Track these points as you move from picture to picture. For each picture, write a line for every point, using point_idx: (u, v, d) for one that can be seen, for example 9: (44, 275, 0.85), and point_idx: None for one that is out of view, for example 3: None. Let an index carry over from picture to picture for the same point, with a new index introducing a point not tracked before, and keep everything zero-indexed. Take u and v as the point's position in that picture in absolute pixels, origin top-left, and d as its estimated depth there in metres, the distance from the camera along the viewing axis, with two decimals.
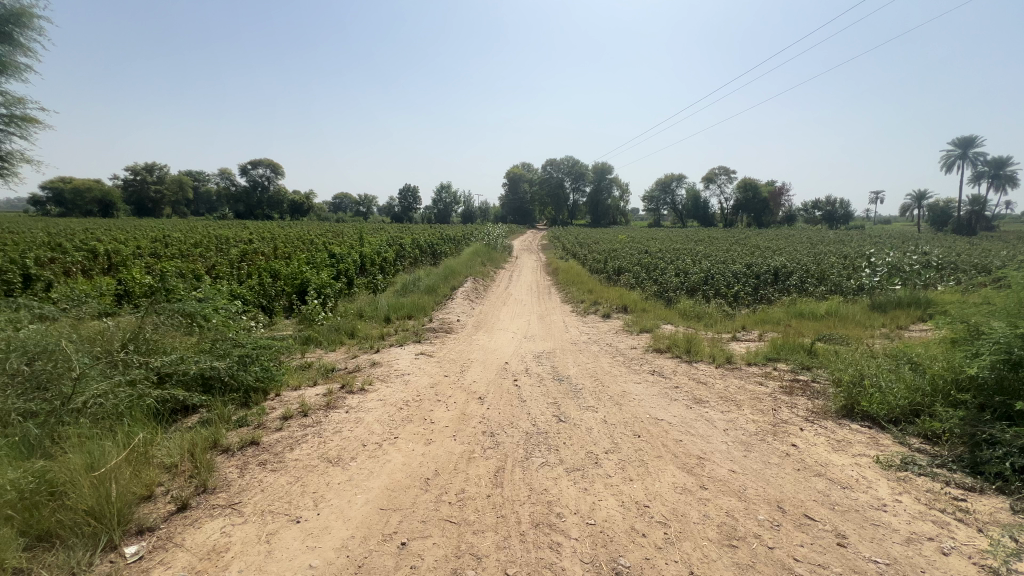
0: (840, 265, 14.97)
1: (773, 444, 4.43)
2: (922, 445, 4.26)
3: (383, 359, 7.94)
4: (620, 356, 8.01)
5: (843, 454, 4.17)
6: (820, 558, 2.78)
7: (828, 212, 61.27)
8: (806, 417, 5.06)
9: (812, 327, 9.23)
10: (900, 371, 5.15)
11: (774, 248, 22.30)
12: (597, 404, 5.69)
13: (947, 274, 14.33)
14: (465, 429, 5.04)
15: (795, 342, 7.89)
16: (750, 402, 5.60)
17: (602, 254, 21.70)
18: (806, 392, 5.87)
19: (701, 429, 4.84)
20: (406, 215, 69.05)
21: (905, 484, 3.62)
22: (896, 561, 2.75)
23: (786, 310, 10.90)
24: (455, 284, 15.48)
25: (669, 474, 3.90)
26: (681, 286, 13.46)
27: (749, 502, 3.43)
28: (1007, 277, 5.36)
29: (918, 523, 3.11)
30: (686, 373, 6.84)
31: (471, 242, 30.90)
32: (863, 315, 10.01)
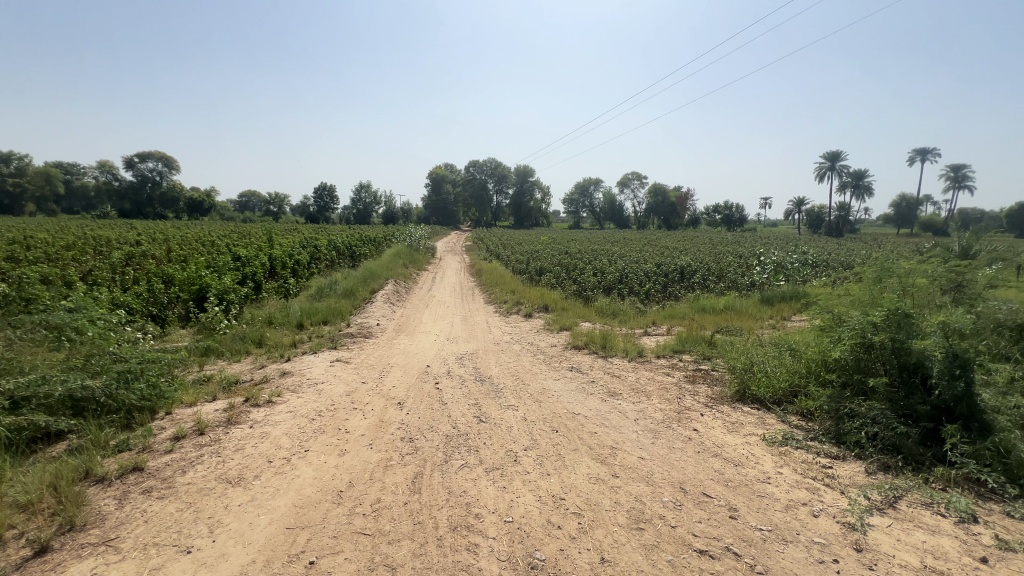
0: (735, 263, 16.55)
1: (677, 430, 4.77)
2: (800, 421, 4.81)
3: (294, 367, 7.45)
4: (540, 355, 8.20)
5: (737, 435, 4.58)
6: (715, 532, 3.03)
7: (726, 216, 67.34)
8: (705, 403, 5.51)
9: (712, 320, 10.12)
10: (782, 357, 5.79)
11: (682, 248, 24.13)
12: (517, 403, 5.76)
13: (820, 270, 16.42)
14: (383, 436, 4.87)
15: (698, 334, 8.60)
16: (658, 392, 5.98)
17: (525, 255, 22.05)
18: (706, 380, 6.39)
19: (614, 420, 5.09)
20: (322, 216, 65.50)
21: (785, 457, 4.07)
22: (776, 527, 3.08)
23: (691, 305, 11.79)
24: (375, 286, 14.95)
25: (584, 466, 4.05)
26: (598, 285, 14.09)
27: (655, 486, 3.65)
28: (863, 272, 6.25)
29: (795, 491, 3.51)
30: (602, 368, 7.18)
31: (393, 244, 30.05)
32: (754, 308, 11.16)
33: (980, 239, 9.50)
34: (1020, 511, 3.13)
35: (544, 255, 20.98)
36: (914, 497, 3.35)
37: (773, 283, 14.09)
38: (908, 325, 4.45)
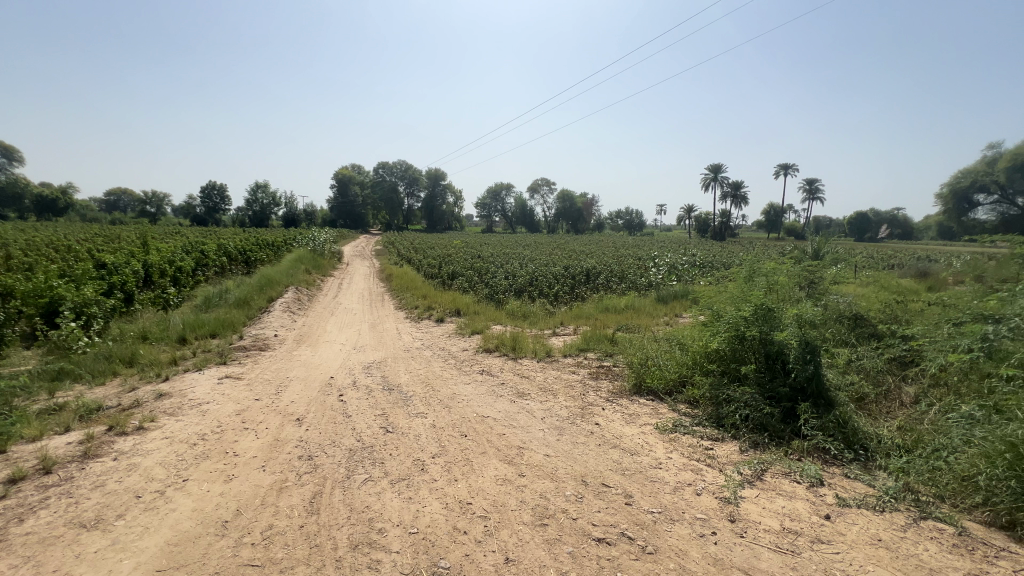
0: (635, 265, 17.80)
1: (580, 425, 4.99)
2: (687, 408, 5.27)
3: (173, 387, 6.62)
4: (451, 359, 8.12)
5: (634, 426, 4.91)
6: (612, 519, 3.21)
7: (627, 221, 72.12)
8: (607, 397, 5.83)
9: (614, 319, 10.76)
10: (672, 351, 6.30)
11: (588, 251, 25.41)
12: (427, 410, 5.65)
13: (707, 270, 18.22)
14: (278, 456, 4.50)
15: (601, 333, 9.09)
16: (564, 390, 6.22)
17: (437, 259, 21.77)
18: (608, 376, 6.78)
19: (522, 420, 5.19)
20: (210, 218, 59.17)
21: (674, 442, 4.44)
22: (666, 508, 3.33)
23: (596, 305, 12.45)
24: (273, 294, 13.81)
25: (491, 468, 4.09)
26: (510, 288, 14.33)
27: (558, 481, 3.78)
28: (738, 272, 7.02)
29: (682, 474, 3.83)
30: (512, 370, 7.30)
31: (294, 248, 28.05)
32: (651, 306, 12.07)
33: (826, 242, 11.17)
34: (854, 472, 3.71)
35: (456, 259, 20.84)
36: (777, 469, 3.83)
37: (667, 283, 15.36)
38: (771, 318, 5.07)
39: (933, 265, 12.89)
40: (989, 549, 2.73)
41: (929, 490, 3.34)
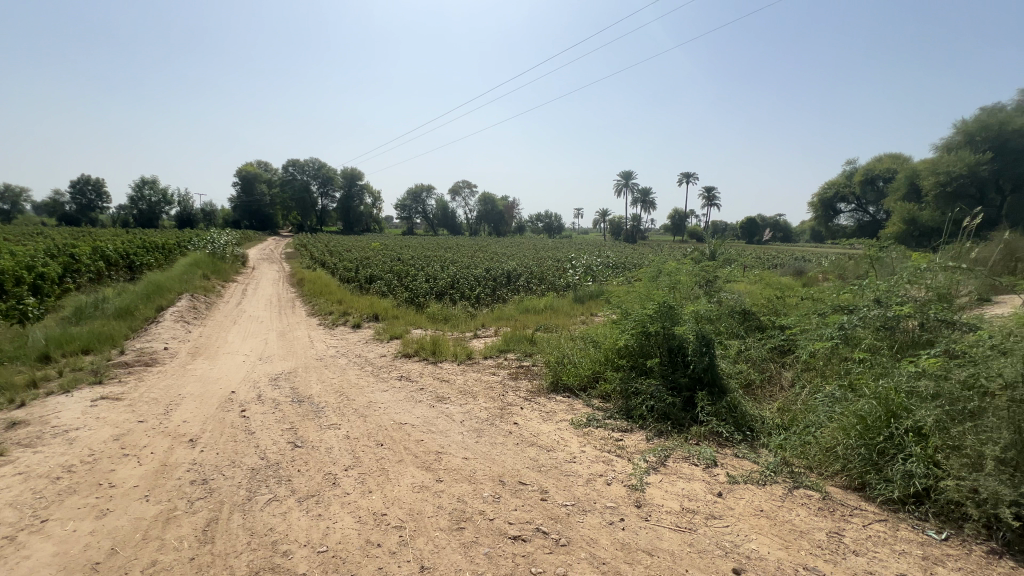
0: (553, 266, 18.36)
1: (499, 425, 5.04)
2: (600, 403, 5.54)
3: (31, 414, 5.68)
4: (368, 366, 7.81)
5: (551, 423, 5.05)
6: (527, 516, 3.27)
7: (547, 224, 74.19)
8: (525, 397, 5.95)
9: (533, 320, 11.01)
10: (587, 348, 6.58)
11: (510, 253, 25.76)
12: (340, 420, 5.38)
13: (619, 270, 19.29)
14: (166, 483, 4.03)
15: (521, 333, 9.26)
16: (484, 391, 6.24)
17: (354, 262, 20.84)
18: (527, 375, 6.92)
19: (441, 425, 5.12)
20: (83, 216, 51.64)
21: (588, 436, 4.64)
22: (578, 500, 3.47)
23: (517, 307, 12.66)
24: (162, 302, 12.36)
25: (408, 476, 3.98)
26: (431, 291, 14.11)
27: (476, 484, 3.78)
28: (645, 272, 7.49)
29: (594, 465, 4.01)
30: (432, 374, 7.18)
31: (189, 251, 25.35)
32: (568, 306, 12.53)
33: (721, 244, 12.34)
34: (742, 451, 4.12)
35: (374, 262, 20.10)
36: (678, 454, 4.14)
37: (583, 284, 16.03)
38: (672, 315, 5.48)
39: (806, 264, 14.73)
40: (846, 509, 3.16)
41: (801, 462, 3.80)
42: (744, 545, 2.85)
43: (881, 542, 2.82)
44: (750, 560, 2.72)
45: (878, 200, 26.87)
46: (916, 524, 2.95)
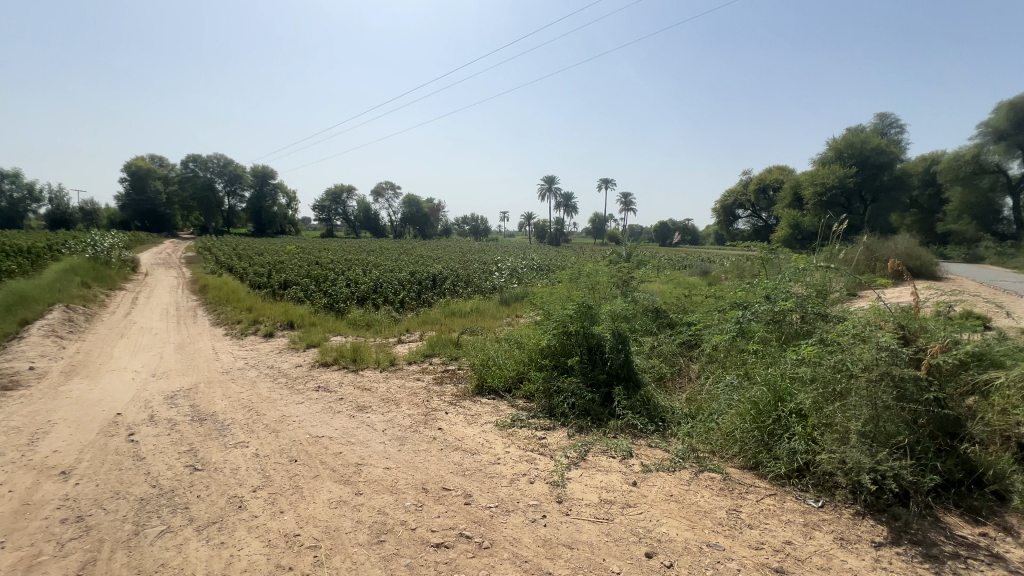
0: (479, 269, 18.38)
1: (423, 432, 4.93)
2: (525, 403, 5.62)
3: None
4: (281, 378, 7.28)
5: (476, 426, 5.04)
6: (451, 522, 3.23)
7: (473, 227, 74.14)
8: (450, 401, 5.88)
9: (459, 323, 10.93)
10: (511, 350, 6.65)
11: (436, 256, 25.44)
12: (248, 438, 4.97)
13: (543, 271, 19.78)
14: (29, 525, 3.47)
15: (446, 337, 9.15)
16: (408, 398, 6.09)
17: (266, 266, 19.43)
18: (453, 380, 6.85)
19: (361, 435, 4.91)
20: None
21: (512, 436, 4.69)
22: (502, 501, 3.49)
23: (442, 310, 12.50)
24: (28, 315, 10.65)
25: (324, 491, 3.77)
26: (351, 296, 13.52)
27: (398, 494, 3.67)
28: (566, 274, 7.72)
29: (518, 465, 4.06)
30: (352, 383, 6.87)
31: (64, 254, 22.10)
32: (494, 309, 12.61)
33: (636, 246, 13.10)
34: (655, 441, 4.39)
35: (289, 266, 18.89)
36: (597, 448, 4.32)
37: (509, 286, 16.23)
38: (590, 315, 5.70)
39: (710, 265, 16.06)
40: (743, 487, 3.48)
41: (705, 447, 4.12)
42: (656, 530, 3.03)
43: (772, 514, 3.13)
44: (661, 543, 2.89)
45: (768, 207, 30.07)
46: (798, 495, 3.31)
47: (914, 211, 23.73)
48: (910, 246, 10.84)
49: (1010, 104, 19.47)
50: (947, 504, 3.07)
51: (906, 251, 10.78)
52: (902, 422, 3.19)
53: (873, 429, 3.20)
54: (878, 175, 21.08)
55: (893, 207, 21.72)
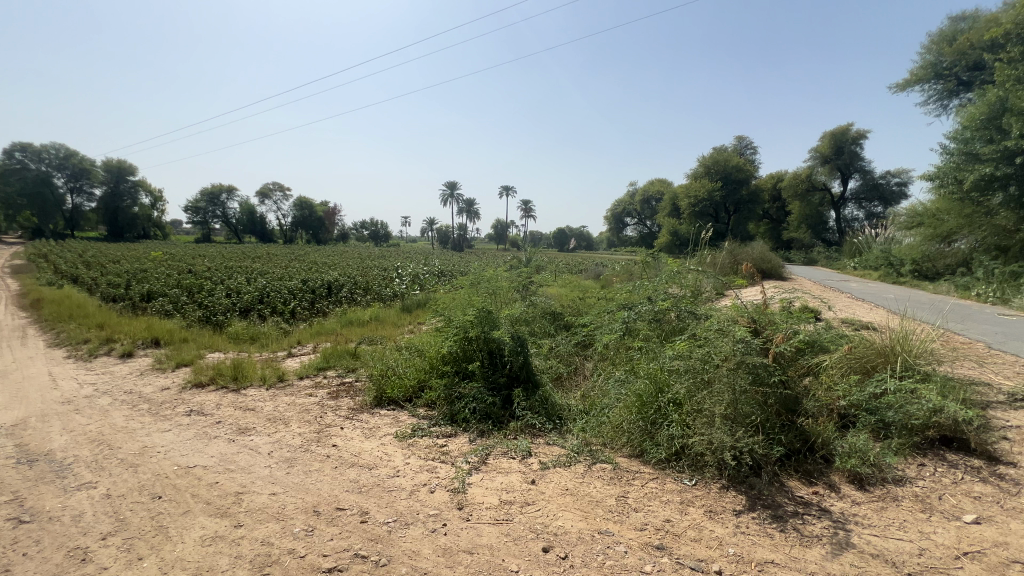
0: (379, 275, 17.68)
1: (315, 451, 4.61)
2: (426, 411, 5.53)
3: None
4: (142, 404, 6.32)
5: (374, 439, 4.84)
6: (344, 544, 3.05)
7: (373, 232, 71.09)
8: (346, 415, 5.58)
9: (357, 333, 10.42)
10: (412, 358, 6.50)
11: (331, 262, 23.98)
12: (97, 476, 4.24)
13: (446, 277, 19.66)
14: None
15: (343, 348, 8.66)
16: (299, 415, 5.65)
17: (123, 275, 16.78)
18: (349, 393, 6.48)
19: (242, 461, 4.44)
20: None
21: (413, 447, 4.58)
22: (401, 515, 3.38)
23: (338, 320, 11.82)
24: None
25: (196, 528, 3.34)
26: (232, 307, 12.21)
27: (285, 520, 3.37)
28: (466, 280, 7.73)
29: (418, 476, 3.97)
30: (233, 403, 6.19)
31: None
32: (395, 316, 12.23)
33: (535, 252, 13.57)
34: (552, 438, 4.58)
35: (153, 275, 16.51)
36: (498, 450, 4.38)
37: (411, 293, 15.86)
38: (490, 320, 5.78)
39: (603, 269, 17.19)
40: (630, 474, 3.76)
41: (597, 440, 4.40)
42: (553, 524, 3.15)
43: (654, 496, 3.43)
44: (557, 536, 3.02)
45: (652, 216, 33.04)
46: (676, 477, 3.66)
47: (766, 221, 27.64)
48: (762, 251, 12.62)
49: (831, 134, 23.53)
50: (790, 470, 3.61)
51: (760, 255, 12.52)
52: (754, 404, 3.67)
53: (733, 411, 3.64)
54: (737, 190, 24.39)
55: (750, 217, 25.12)
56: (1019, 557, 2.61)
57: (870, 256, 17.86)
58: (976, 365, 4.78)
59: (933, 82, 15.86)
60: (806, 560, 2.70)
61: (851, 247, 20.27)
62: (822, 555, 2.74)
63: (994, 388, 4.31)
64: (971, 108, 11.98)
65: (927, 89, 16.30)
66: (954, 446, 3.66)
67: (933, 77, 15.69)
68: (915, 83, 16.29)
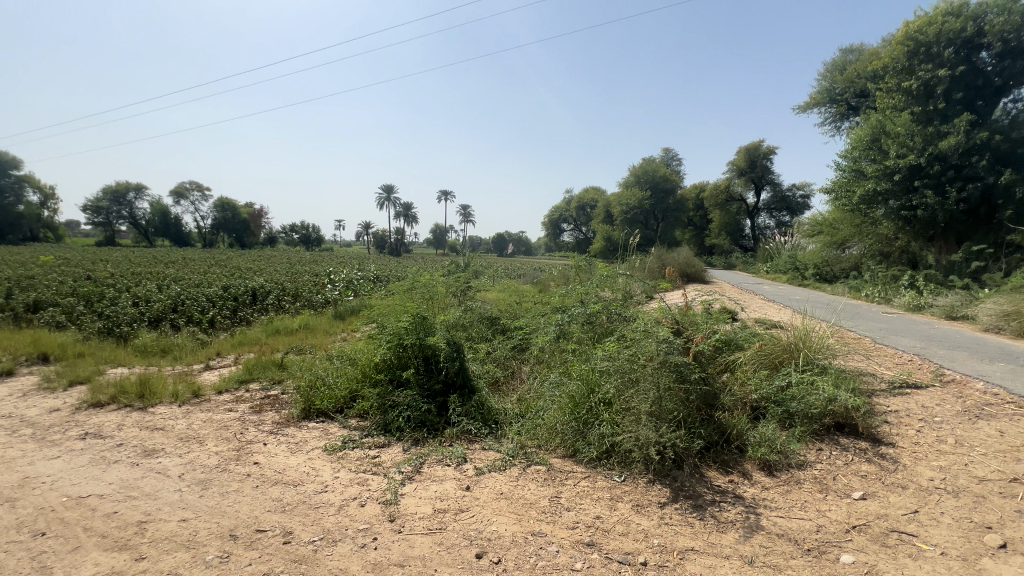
0: (309, 281, 16.83)
1: (234, 470, 4.28)
2: (358, 422, 5.32)
3: None
4: (24, 429, 5.55)
5: (301, 454, 4.58)
6: (265, 568, 2.86)
7: (304, 236, 66.75)
8: (270, 430, 5.24)
9: (284, 342, 9.85)
10: (343, 367, 6.23)
11: (256, 268, 22.48)
12: None
13: (381, 282, 19.12)
14: None
15: (268, 359, 8.13)
16: (216, 433, 5.23)
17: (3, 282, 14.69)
18: (274, 406, 6.09)
19: (147, 486, 4.02)
20: None
21: (343, 460, 4.39)
22: (329, 532, 3.22)
23: (264, 329, 11.10)
24: None
25: (88, 565, 2.98)
26: (140, 317, 11.09)
27: (196, 548, 3.09)
28: (401, 286, 7.53)
29: (348, 490, 3.81)
30: (138, 423, 5.61)
31: None
32: (327, 324, 11.69)
33: (473, 257, 13.54)
34: (488, 443, 4.57)
35: (43, 282, 14.61)
36: (433, 458, 4.31)
37: (344, 300, 15.24)
38: (425, 326, 5.68)
39: (541, 273, 17.48)
40: (563, 474, 3.85)
41: (532, 442, 4.45)
42: (487, 530, 3.14)
43: (586, 494, 3.52)
44: (491, 541, 3.01)
45: (587, 223, 34.11)
46: (606, 474, 3.79)
47: (691, 228, 29.49)
48: (687, 256, 13.44)
49: (745, 149, 25.60)
50: (709, 461, 3.86)
51: (685, 260, 13.32)
52: (677, 400, 3.89)
53: (657, 408, 3.84)
54: (665, 199, 25.94)
55: (676, 225, 26.67)
56: (896, 526, 2.97)
57: (780, 261, 19.59)
58: (864, 358, 5.38)
59: (828, 106, 17.75)
60: (721, 544, 2.89)
61: (764, 253, 22.09)
62: (735, 538, 2.94)
63: (877, 377, 4.87)
64: (858, 130, 13.54)
65: (824, 112, 18.19)
66: (846, 430, 4.08)
67: (829, 101, 17.54)
68: (815, 105, 18.13)
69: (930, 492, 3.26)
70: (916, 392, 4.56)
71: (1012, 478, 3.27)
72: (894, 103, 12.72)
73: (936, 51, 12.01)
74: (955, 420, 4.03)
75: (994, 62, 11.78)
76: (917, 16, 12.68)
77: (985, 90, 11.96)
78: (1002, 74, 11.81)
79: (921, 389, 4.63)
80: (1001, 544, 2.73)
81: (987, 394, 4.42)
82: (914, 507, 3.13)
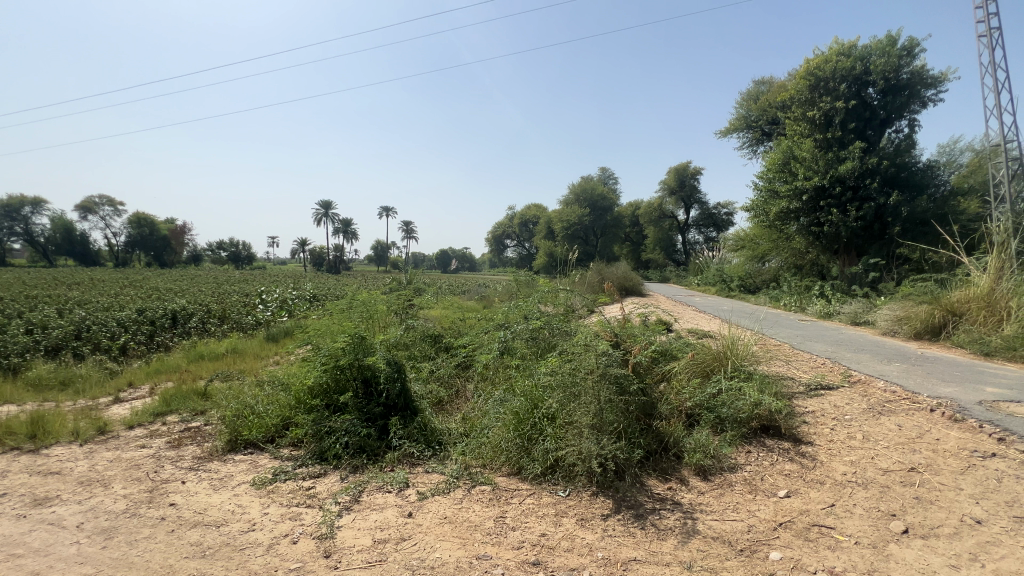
0: (238, 301, 15.75)
1: (145, 514, 3.85)
2: (291, 452, 4.99)
3: None
4: None
5: (225, 490, 4.22)
6: None
7: (233, 254, 62.48)
8: (189, 466, 4.78)
9: (209, 368, 9.11)
10: (275, 394, 5.84)
11: (178, 288, 20.75)
12: None
13: (317, 301, 18.28)
14: None
15: (189, 387, 7.46)
16: (124, 474, 4.68)
17: None
18: (195, 440, 5.58)
19: (37, 540, 3.51)
20: None
21: (273, 494, 4.09)
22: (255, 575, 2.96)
23: (185, 355, 10.21)
24: None
25: None
26: (34, 346, 9.82)
27: None
28: (339, 307, 7.20)
29: (279, 527, 3.54)
30: (26, 469, 4.90)
31: None
32: (258, 347, 10.96)
33: (415, 274, 13.29)
34: (432, 465, 4.44)
35: None
36: (373, 486, 4.11)
37: (277, 321, 14.39)
38: (364, 346, 5.43)
39: (485, 289, 17.50)
40: (508, 493, 3.80)
41: (477, 462, 4.37)
42: (430, 557, 3.02)
43: (531, 512, 3.49)
44: (434, 569, 2.90)
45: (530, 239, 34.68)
46: (552, 489, 3.79)
47: (628, 244, 30.78)
48: (625, 271, 13.98)
49: (675, 170, 27.26)
50: (648, 469, 3.97)
51: (623, 274, 13.86)
52: (618, 411, 3.99)
53: (598, 421, 3.90)
54: (603, 216, 27.13)
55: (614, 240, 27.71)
56: (817, 520, 3.18)
57: (708, 274, 20.86)
58: (784, 363, 5.80)
59: (746, 131, 19.35)
60: (662, 552, 2.96)
61: (695, 266, 23.43)
62: (674, 545, 3.03)
63: (796, 380, 5.27)
64: (770, 154, 14.82)
65: (743, 136, 19.79)
66: (771, 432, 4.36)
67: (746, 127, 19.11)
68: (734, 130, 19.67)
69: (844, 485, 3.54)
70: (828, 393, 4.98)
71: (911, 467, 3.63)
72: (800, 131, 14.06)
73: (833, 86, 13.43)
74: (861, 417, 4.43)
75: (879, 97, 13.32)
76: (815, 55, 14.21)
77: (872, 121, 13.51)
78: (885, 108, 13.36)
79: (834, 390, 5.05)
80: (904, 529, 3.00)
81: (887, 392, 4.90)
82: (831, 500, 3.38)
